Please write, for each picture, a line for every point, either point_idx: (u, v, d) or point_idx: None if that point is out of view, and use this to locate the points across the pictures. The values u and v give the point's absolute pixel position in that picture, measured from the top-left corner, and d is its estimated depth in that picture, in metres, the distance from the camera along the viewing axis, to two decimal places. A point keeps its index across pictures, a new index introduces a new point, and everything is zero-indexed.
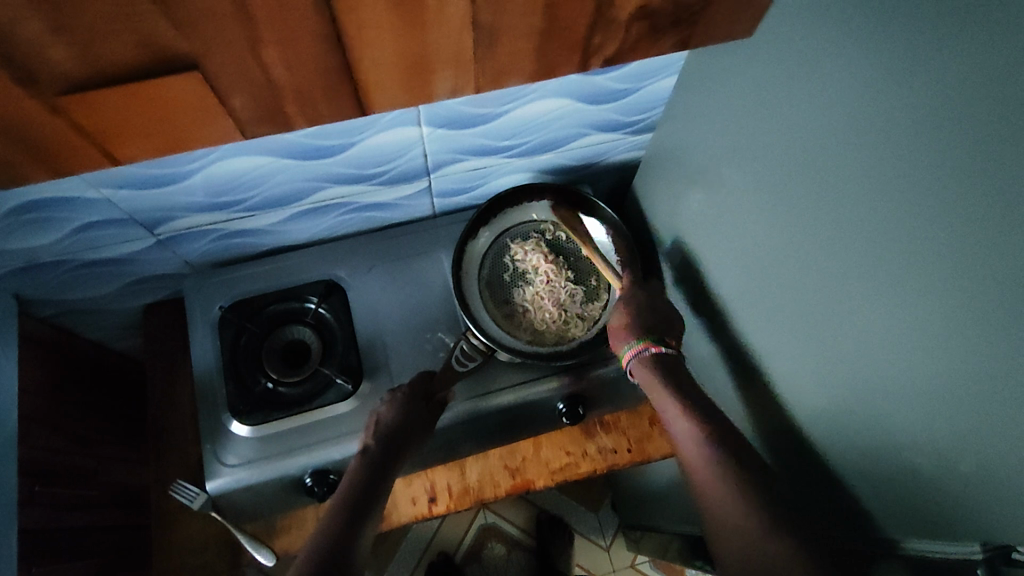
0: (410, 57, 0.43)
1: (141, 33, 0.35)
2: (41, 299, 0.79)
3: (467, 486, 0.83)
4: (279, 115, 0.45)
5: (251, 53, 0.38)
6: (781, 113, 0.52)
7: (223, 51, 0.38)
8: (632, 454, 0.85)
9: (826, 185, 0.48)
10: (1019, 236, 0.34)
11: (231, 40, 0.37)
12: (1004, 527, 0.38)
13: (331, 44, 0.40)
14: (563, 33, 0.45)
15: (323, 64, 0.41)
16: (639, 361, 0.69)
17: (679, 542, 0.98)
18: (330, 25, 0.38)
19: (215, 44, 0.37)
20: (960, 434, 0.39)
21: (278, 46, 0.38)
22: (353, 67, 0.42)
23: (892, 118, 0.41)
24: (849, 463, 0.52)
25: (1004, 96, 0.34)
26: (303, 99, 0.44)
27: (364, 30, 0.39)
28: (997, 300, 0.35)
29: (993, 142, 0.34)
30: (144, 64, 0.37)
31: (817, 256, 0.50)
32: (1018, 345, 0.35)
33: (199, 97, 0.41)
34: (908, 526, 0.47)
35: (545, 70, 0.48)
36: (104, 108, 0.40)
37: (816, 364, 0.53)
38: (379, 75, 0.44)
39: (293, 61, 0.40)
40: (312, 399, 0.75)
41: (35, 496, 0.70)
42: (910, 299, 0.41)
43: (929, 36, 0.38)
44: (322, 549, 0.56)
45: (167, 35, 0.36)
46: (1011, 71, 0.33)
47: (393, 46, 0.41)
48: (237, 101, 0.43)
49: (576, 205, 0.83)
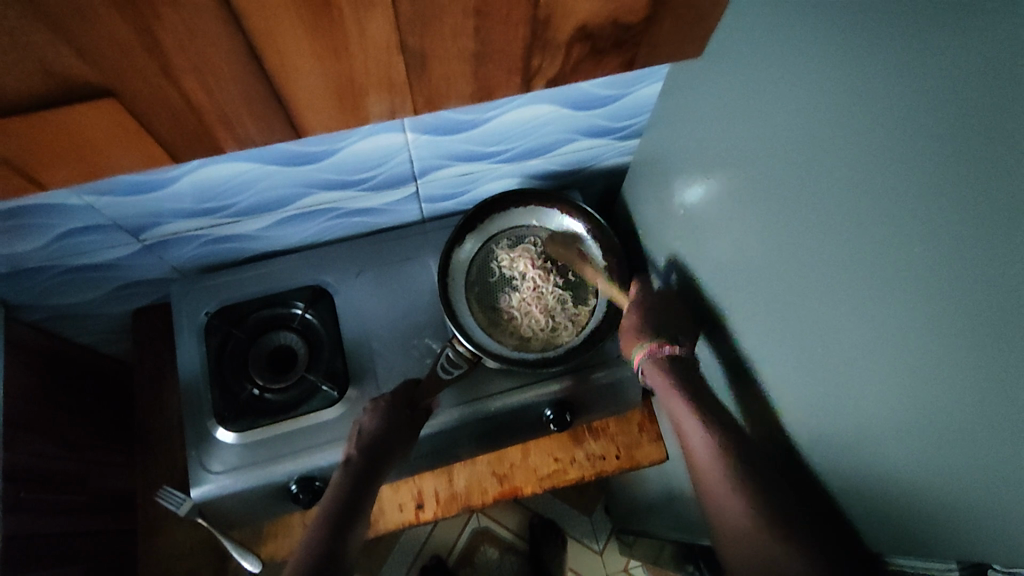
0: (340, 80, 0.42)
1: (45, 63, 0.35)
2: (27, 304, 0.79)
3: (454, 493, 0.83)
4: (209, 136, 0.45)
5: (166, 78, 0.38)
6: (767, 120, 0.51)
7: (133, 75, 0.37)
8: (621, 460, 0.84)
9: (810, 196, 0.47)
10: (997, 253, 0.33)
11: (140, 66, 0.37)
12: (985, 546, 0.37)
13: (252, 73, 0.40)
14: (500, 53, 0.44)
15: (255, 91, 0.42)
16: (650, 361, 0.68)
17: (671, 547, 0.98)
18: (248, 55, 0.38)
19: (122, 70, 0.37)
20: (938, 451, 0.39)
21: (194, 71, 0.38)
22: (283, 90, 0.42)
23: (874, 130, 0.40)
24: (830, 476, 0.51)
25: (980, 112, 0.33)
26: (230, 122, 0.44)
27: (288, 58, 0.39)
28: (976, 319, 0.35)
29: (973, 158, 0.34)
30: (63, 92, 0.37)
31: (801, 268, 0.50)
32: (994, 362, 0.34)
33: (116, 122, 0.41)
34: (888, 542, 0.46)
35: (483, 90, 0.48)
36: (33, 135, 0.40)
37: (800, 374, 0.53)
38: (308, 100, 0.44)
39: (213, 84, 0.40)
40: (298, 405, 0.75)
41: (21, 503, 0.70)
42: (888, 313, 0.41)
43: (911, 49, 0.37)
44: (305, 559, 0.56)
45: (71, 65, 0.35)
46: (988, 85, 0.33)
47: (319, 71, 0.41)
48: (158, 124, 0.42)
49: (565, 211, 0.82)
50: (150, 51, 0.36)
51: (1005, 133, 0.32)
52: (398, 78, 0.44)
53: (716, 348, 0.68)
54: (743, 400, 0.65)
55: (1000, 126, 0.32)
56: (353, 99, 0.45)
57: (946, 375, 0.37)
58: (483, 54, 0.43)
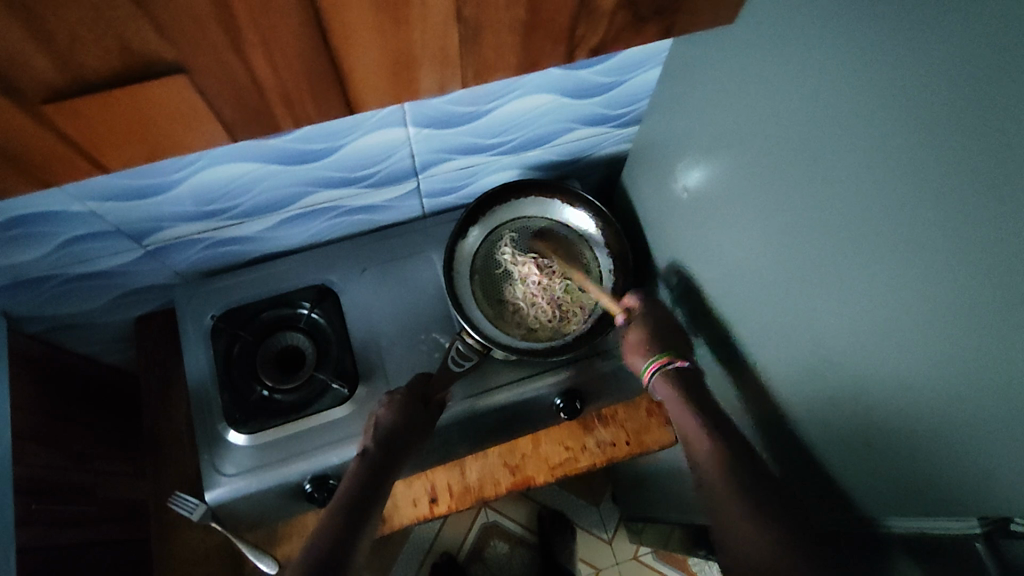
0: (395, 56, 0.43)
1: (121, 38, 0.35)
2: (31, 316, 0.78)
3: (467, 486, 0.83)
4: (265, 116, 0.45)
5: (235, 53, 0.38)
6: (767, 99, 0.52)
7: (205, 53, 0.37)
8: (631, 446, 0.85)
9: (813, 167, 0.48)
10: (1012, 203, 0.34)
11: (215, 43, 0.37)
12: (1000, 500, 0.38)
13: (321, 48, 0.40)
14: (546, 24, 0.44)
15: (317, 68, 0.42)
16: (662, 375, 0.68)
17: (680, 531, 0.98)
18: (318, 27, 0.38)
19: (198, 48, 0.37)
20: (948, 412, 0.40)
21: (262, 46, 0.39)
22: (344, 67, 0.43)
23: (878, 97, 0.41)
24: (836, 447, 0.52)
25: (991, 67, 0.34)
26: (290, 100, 0.44)
27: (351, 34, 0.40)
28: (983, 275, 0.36)
29: (984, 115, 0.35)
30: (122, 70, 0.37)
31: (804, 243, 0.51)
32: (1012, 312, 0.34)
33: (183, 99, 0.41)
34: (902, 506, 0.46)
35: (527, 63, 0.48)
36: (86, 119, 0.40)
37: (803, 347, 0.54)
38: (366, 76, 0.44)
39: (280, 63, 0.40)
40: (309, 405, 0.75)
41: (32, 515, 0.69)
42: (893, 277, 0.42)
43: (919, 15, 0.38)
44: (317, 549, 0.55)
45: (154, 43, 0.36)
46: (997, 41, 0.33)
47: (377, 44, 0.41)
48: (224, 105, 0.43)
49: (566, 200, 0.83)
50: (225, 28, 0.36)
51: (1010, 89, 0.33)
52: (452, 50, 0.44)
53: (718, 330, 0.69)
54: (743, 381, 0.66)
55: (1006, 85, 0.33)
56: (406, 78, 0.46)
57: (959, 330, 0.38)
58: (523, 29, 0.44)
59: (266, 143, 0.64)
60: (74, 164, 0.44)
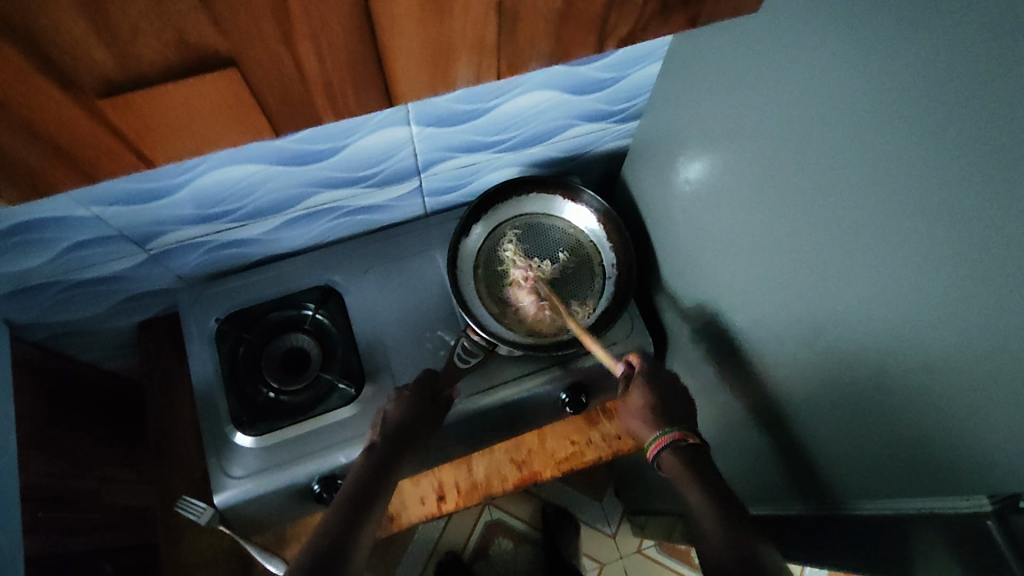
0: (435, 47, 0.44)
1: (178, 31, 0.35)
2: (33, 323, 0.78)
3: (474, 482, 0.84)
4: (309, 108, 0.45)
5: (284, 46, 0.39)
6: (767, 89, 0.53)
7: (255, 46, 0.38)
8: (636, 439, 0.85)
9: (813, 158, 0.49)
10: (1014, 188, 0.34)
11: (263, 36, 0.38)
12: (1005, 480, 0.38)
13: (362, 41, 0.41)
14: (578, 16, 0.45)
15: (359, 62, 0.42)
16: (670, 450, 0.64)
17: (683, 522, 0.99)
18: (363, 19, 0.39)
19: (249, 41, 0.37)
20: (952, 395, 0.40)
21: (310, 40, 0.39)
22: (386, 58, 0.43)
23: (879, 80, 0.42)
24: (841, 433, 0.53)
25: (989, 53, 0.34)
26: (332, 93, 0.44)
27: (395, 23, 0.40)
28: (984, 254, 0.36)
29: (984, 101, 0.35)
30: (177, 65, 0.38)
31: (806, 233, 0.51)
32: (1013, 292, 0.35)
33: (231, 92, 0.41)
34: (905, 488, 0.47)
35: (562, 52, 0.48)
36: (135, 111, 0.40)
37: (807, 334, 0.54)
38: (405, 67, 0.44)
39: (327, 54, 0.41)
40: (316, 404, 0.75)
41: (39, 523, 0.69)
42: (892, 259, 0.43)
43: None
44: (321, 543, 0.55)
45: (209, 37, 0.36)
46: (995, 27, 0.34)
47: (420, 35, 0.42)
48: (270, 97, 0.43)
49: (567, 196, 0.83)
50: (278, 22, 0.37)
51: (1010, 67, 0.33)
52: (487, 40, 0.45)
53: (720, 319, 0.70)
54: (747, 370, 0.66)
55: (1005, 71, 0.34)
56: (445, 68, 0.46)
57: (964, 314, 0.38)
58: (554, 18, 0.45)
59: (271, 143, 0.64)
60: (116, 157, 0.45)
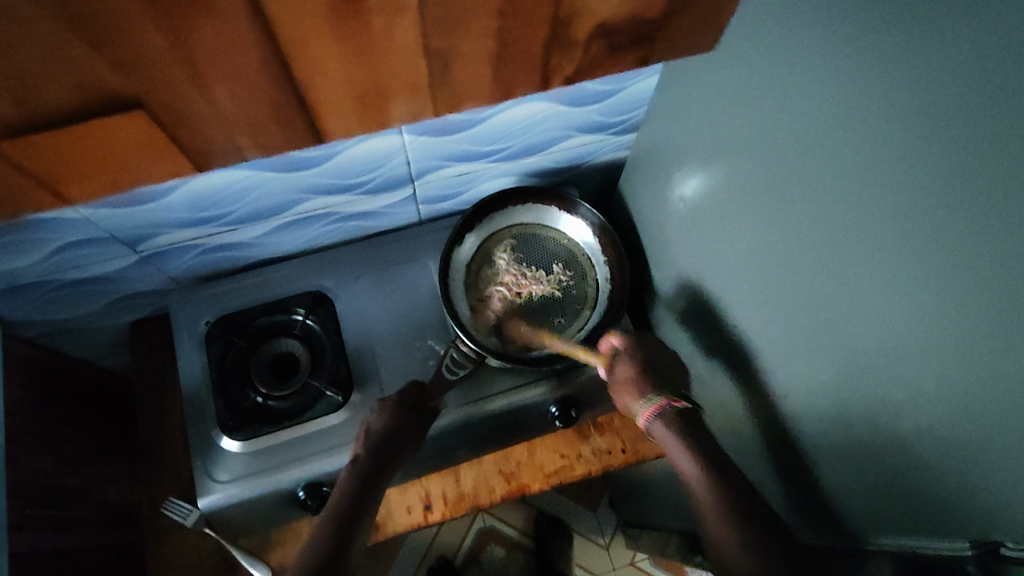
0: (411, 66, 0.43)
1: (75, 75, 0.37)
2: (27, 320, 0.78)
3: (462, 493, 0.83)
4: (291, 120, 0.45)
5: (193, 82, 0.40)
6: (764, 110, 0.51)
7: (165, 81, 0.39)
8: (627, 454, 0.84)
9: (812, 182, 0.47)
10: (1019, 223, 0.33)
11: (169, 75, 0.39)
12: (1001, 520, 0.37)
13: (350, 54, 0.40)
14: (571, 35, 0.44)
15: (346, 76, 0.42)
16: (659, 419, 0.65)
17: (678, 538, 0.98)
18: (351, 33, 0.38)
19: (154, 77, 0.38)
20: (948, 433, 0.39)
21: (221, 78, 0.40)
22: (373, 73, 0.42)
23: (878, 105, 0.40)
24: (834, 465, 0.51)
25: (999, 85, 0.33)
26: (262, 122, 0.45)
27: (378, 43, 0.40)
28: (983, 293, 0.35)
29: (992, 134, 0.33)
30: (78, 105, 0.39)
31: (801, 257, 0.50)
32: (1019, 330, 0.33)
33: (143, 128, 0.42)
34: (900, 523, 0.46)
35: None
36: (59, 145, 0.42)
37: (798, 358, 0.53)
38: None
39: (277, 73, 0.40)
40: (302, 412, 0.75)
41: (25, 521, 0.69)
42: (886, 288, 0.41)
43: (921, 22, 0.37)
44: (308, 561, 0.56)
45: (106, 77, 0.37)
46: (1003, 60, 0.33)
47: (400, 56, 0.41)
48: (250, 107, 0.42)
49: (562, 207, 0.82)
50: (181, 59, 0.38)
51: (1017, 103, 0.32)
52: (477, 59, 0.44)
53: (712, 339, 0.68)
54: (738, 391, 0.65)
55: (1014, 99, 0.32)
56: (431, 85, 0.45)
57: (961, 349, 0.37)
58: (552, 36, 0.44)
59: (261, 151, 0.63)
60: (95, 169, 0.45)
